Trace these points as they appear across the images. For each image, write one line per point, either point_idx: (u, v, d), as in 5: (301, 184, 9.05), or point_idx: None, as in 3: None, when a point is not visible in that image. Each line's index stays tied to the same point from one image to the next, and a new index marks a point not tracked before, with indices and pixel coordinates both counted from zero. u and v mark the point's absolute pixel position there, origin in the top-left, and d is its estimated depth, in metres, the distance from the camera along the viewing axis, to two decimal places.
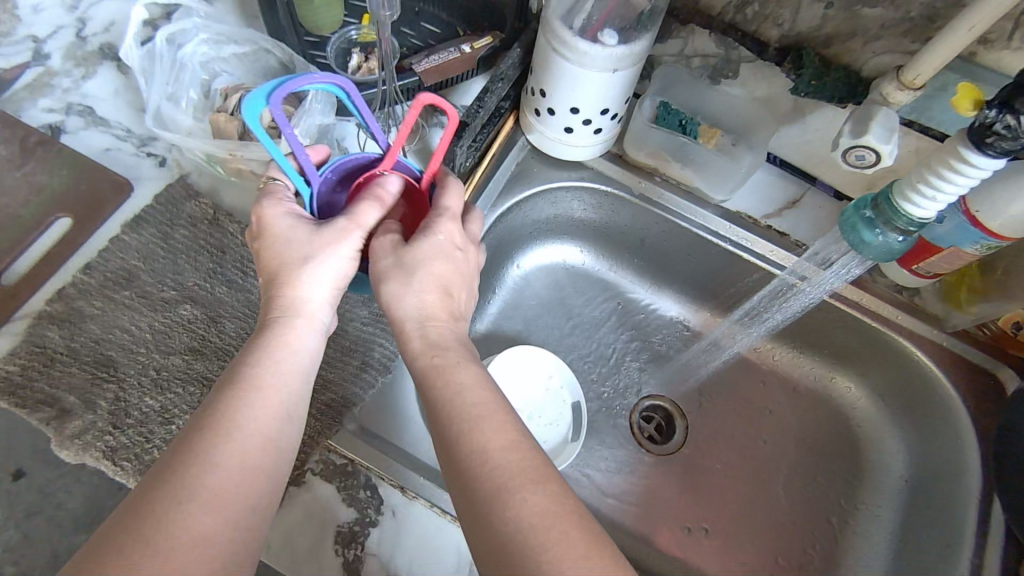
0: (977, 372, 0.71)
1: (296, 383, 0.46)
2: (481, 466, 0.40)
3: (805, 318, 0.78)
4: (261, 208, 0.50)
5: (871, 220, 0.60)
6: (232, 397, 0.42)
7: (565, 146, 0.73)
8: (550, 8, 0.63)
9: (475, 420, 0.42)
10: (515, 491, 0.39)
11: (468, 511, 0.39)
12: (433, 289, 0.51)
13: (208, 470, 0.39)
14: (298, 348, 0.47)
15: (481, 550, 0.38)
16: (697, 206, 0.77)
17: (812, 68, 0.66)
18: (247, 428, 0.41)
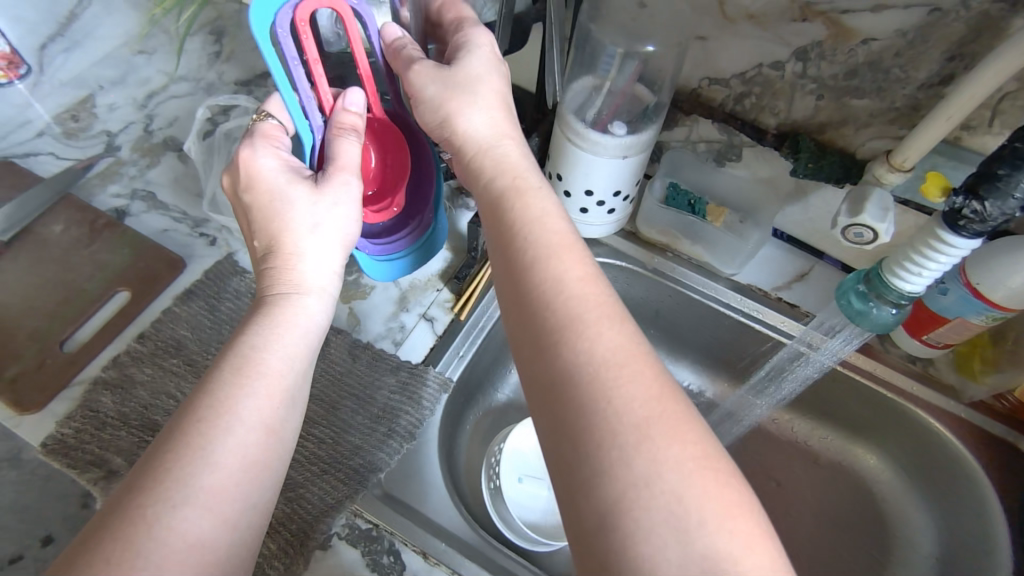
0: (1000, 446, 0.71)
1: (295, 369, 0.47)
2: (591, 369, 0.37)
3: (819, 388, 0.79)
4: (246, 154, 0.52)
5: (865, 295, 0.63)
6: (232, 382, 0.44)
7: (583, 224, 0.79)
8: (563, 104, 0.70)
9: (584, 319, 0.39)
10: (589, 324, 0.39)
11: (533, 340, 0.40)
12: (496, 106, 0.53)
13: (202, 465, 0.40)
14: (299, 328, 0.49)
15: (540, 380, 0.39)
16: (708, 279, 0.81)
17: (809, 152, 0.71)
18: (246, 418, 0.43)
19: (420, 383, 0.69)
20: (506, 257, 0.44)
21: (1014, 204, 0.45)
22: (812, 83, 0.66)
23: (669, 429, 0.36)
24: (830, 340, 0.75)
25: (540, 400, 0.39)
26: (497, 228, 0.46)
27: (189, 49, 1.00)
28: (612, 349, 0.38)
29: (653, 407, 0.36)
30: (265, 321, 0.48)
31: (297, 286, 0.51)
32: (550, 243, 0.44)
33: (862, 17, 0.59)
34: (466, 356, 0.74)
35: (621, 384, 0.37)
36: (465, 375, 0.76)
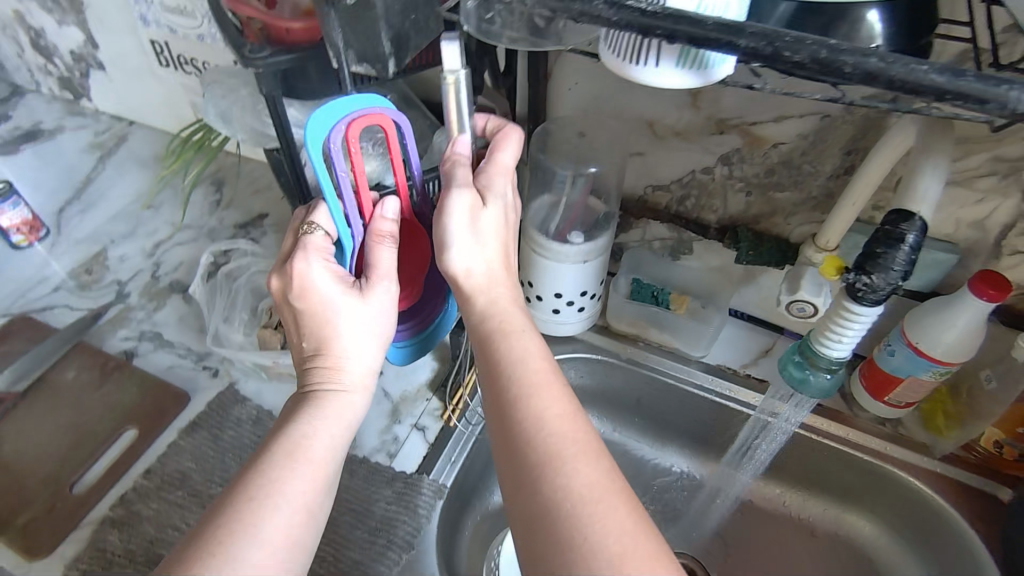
0: (981, 497, 0.73)
1: (335, 456, 0.50)
2: (571, 504, 0.41)
3: (803, 459, 0.82)
4: (296, 265, 0.52)
5: (801, 365, 0.66)
6: (284, 465, 0.47)
7: (554, 324, 0.85)
8: (528, 220, 0.78)
9: (566, 454, 0.44)
10: (568, 461, 0.43)
11: (515, 474, 0.44)
12: (496, 258, 0.55)
13: (252, 542, 0.44)
14: (343, 415, 0.52)
15: (523, 513, 0.43)
16: (681, 364, 0.86)
17: (748, 240, 0.79)
18: (293, 499, 0.46)
19: (415, 493, 0.72)
20: (494, 392, 0.48)
21: (897, 274, 0.51)
22: (739, 183, 0.76)
23: (643, 561, 0.40)
24: (785, 408, 0.79)
25: (525, 530, 0.42)
26: (485, 365, 0.50)
27: (192, 200, 1.11)
28: (592, 483, 0.42)
29: (626, 542, 0.40)
30: (317, 409, 0.51)
31: (344, 383, 0.53)
32: (533, 380, 0.48)
33: (769, 127, 0.69)
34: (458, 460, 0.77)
35: (599, 520, 0.41)
36: (459, 481, 0.78)
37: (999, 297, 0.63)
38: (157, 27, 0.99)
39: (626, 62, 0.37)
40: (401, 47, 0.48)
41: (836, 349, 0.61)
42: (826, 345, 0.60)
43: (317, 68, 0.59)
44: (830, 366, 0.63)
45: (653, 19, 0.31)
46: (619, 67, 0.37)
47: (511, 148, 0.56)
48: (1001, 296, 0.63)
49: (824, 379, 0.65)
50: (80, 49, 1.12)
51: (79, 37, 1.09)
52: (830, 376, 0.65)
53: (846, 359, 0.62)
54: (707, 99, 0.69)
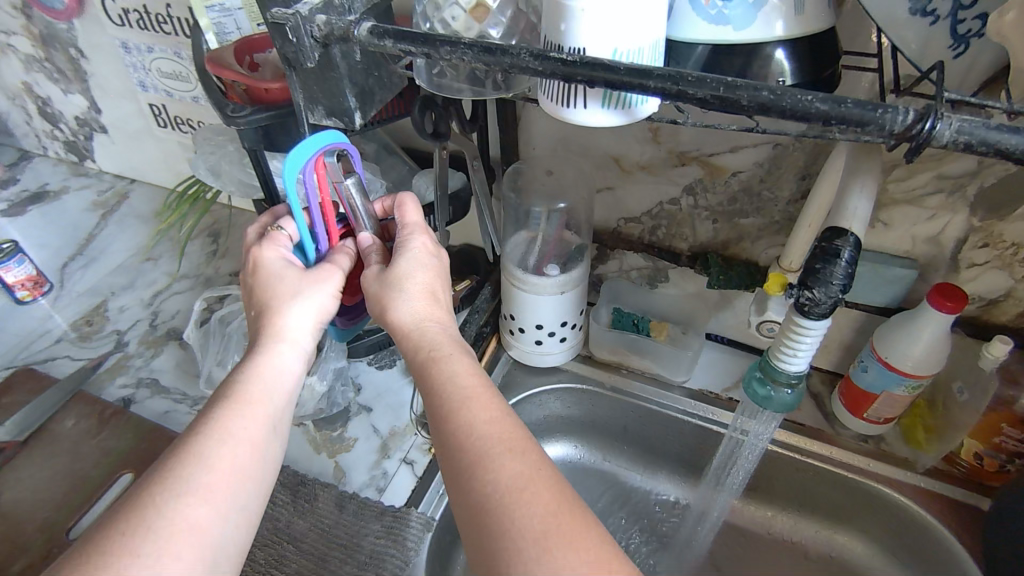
0: (966, 510, 0.73)
1: (280, 402, 0.51)
2: (498, 495, 0.43)
3: (790, 481, 0.82)
4: (258, 250, 0.58)
5: (762, 380, 0.68)
6: (228, 407, 0.48)
7: (538, 355, 0.87)
8: (506, 256, 0.81)
9: (494, 452, 0.45)
10: (496, 458, 0.45)
11: (454, 477, 0.46)
12: (421, 296, 0.57)
13: (200, 468, 0.44)
14: (282, 370, 0.53)
15: (463, 511, 0.44)
16: (664, 389, 0.88)
17: (717, 266, 0.82)
18: (237, 435, 0.47)
19: (403, 526, 0.73)
20: (433, 408, 0.50)
21: (836, 288, 0.54)
22: (705, 211, 0.79)
23: (567, 540, 0.40)
24: (754, 422, 0.77)
25: (467, 528, 0.43)
26: (423, 382, 0.52)
27: (190, 251, 1.16)
28: (517, 474, 0.44)
29: (550, 521, 0.41)
30: (261, 358, 0.52)
31: (280, 336, 0.54)
32: (464, 390, 0.50)
33: (726, 157, 0.73)
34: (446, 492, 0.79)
35: (524, 505, 0.42)
36: (448, 515, 0.79)
37: (957, 309, 0.65)
38: (154, 91, 1.05)
39: (559, 105, 0.42)
40: (367, 100, 0.52)
41: (792, 362, 0.62)
42: (782, 358, 0.62)
43: (296, 123, 0.64)
44: (789, 380, 0.65)
45: (575, 67, 0.37)
46: (554, 109, 0.43)
47: (413, 209, 0.61)
48: (959, 307, 0.65)
49: (784, 395, 0.66)
50: (83, 115, 1.19)
51: (83, 103, 1.16)
52: (792, 391, 0.67)
53: (803, 371, 0.64)
54: (666, 133, 0.73)
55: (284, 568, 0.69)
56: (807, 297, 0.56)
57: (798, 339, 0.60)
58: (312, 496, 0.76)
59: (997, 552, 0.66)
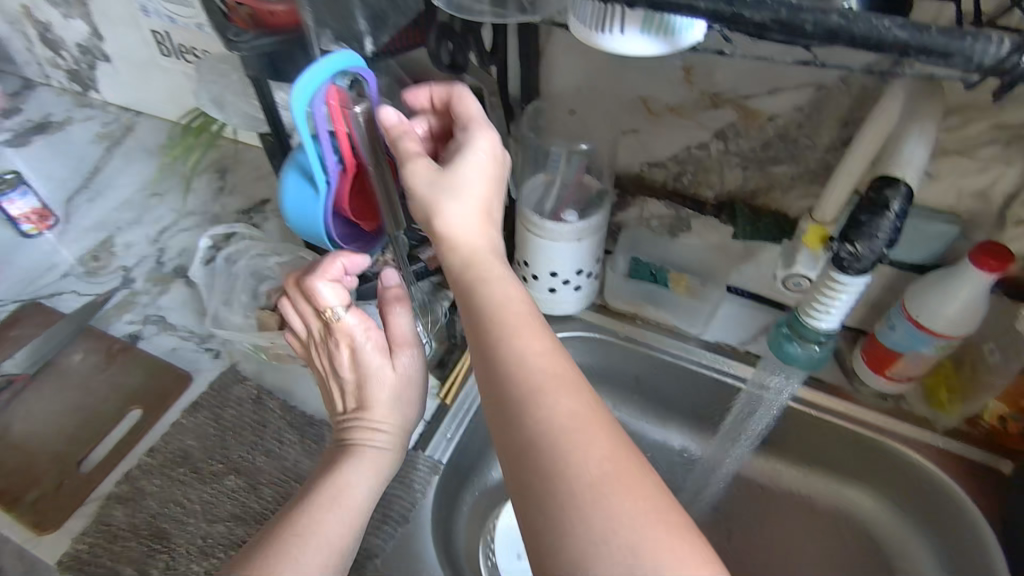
0: (981, 471, 0.72)
1: (366, 508, 0.56)
2: (552, 429, 0.41)
3: (802, 436, 0.81)
4: (342, 322, 0.59)
5: (788, 337, 0.66)
6: (322, 510, 0.52)
7: (552, 304, 0.85)
8: (523, 200, 0.78)
9: (546, 386, 0.43)
10: (550, 396, 0.43)
11: (502, 411, 0.43)
12: (478, 209, 0.52)
13: (291, 568, 0.48)
14: (374, 474, 0.58)
15: (510, 446, 0.42)
16: (680, 341, 0.86)
17: (746, 217, 0.78)
18: (327, 534, 0.51)
19: (411, 470, 0.73)
20: (479, 335, 0.47)
21: (881, 241, 0.51)
22: (735, 157, 0.74)
23: (624, 486, 0.39)
24: (770, 377, 0.79)
25: (512, 463, 0.42)
26: (467, 313, 0.49)
27: (196, 188, 1.13)
28: (574, 411, 0.42)
29: (607, 465, 0.39)
30: (352, 465, 0.57)
31: (379, 442, 0.59)
32: (511, 320, 0.47)
33: (763, 100, 0.67)
34: (453, 437, 0.78)
35: (580, 445, 0.40)
36: (455, 459, 0.79)
37: (1000, 269, 0.61)
38: (156, 16, 0.99)
39: (594, 30, 0.38)
40: (377, 27, 0.56)
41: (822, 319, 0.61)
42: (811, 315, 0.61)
43: (304, 51, 0.59)
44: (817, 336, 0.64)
45: None
46: (588, 36, 0.38)
47: (471, 103, 0.56)
48: (1002, 267, 0.61)
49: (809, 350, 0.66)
50: (85, 42, 1.13)
51: (83, 29, 1.10)
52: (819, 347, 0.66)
53: (833, 330, 0.62)
54: (700, 73, 0.68)
55: None
56: (847, 252, 0.53)
57: (831, 295, 0.58)
58: (321, 437, 0.76)
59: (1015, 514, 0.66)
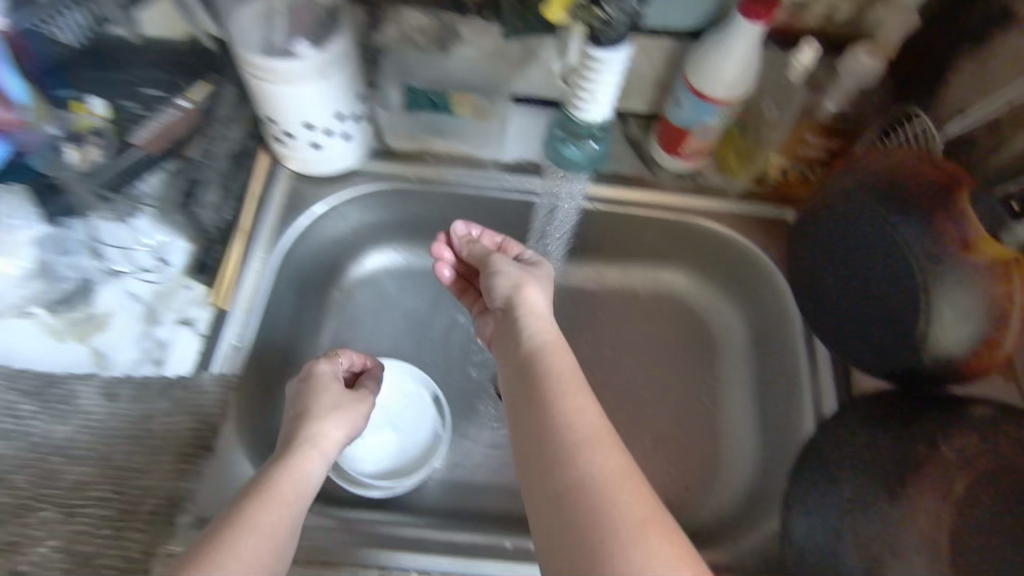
0: (771, 226, 0.71)
1: (302, 500, 0.52)
2: (589, 486, 0.44)
3: (614, 233, 0.76)
4: (313, 362, 0.62)
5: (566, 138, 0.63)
6: (259, 502, 0.49)
7: (327, 162, 0.71)
8: (237, 39, 0.59)
9: (585, 446, 0.46)
10: (592, 451, 0.46)
11: (548, 455, 0.47)
12: (518, 276, 0.62)
13: (228, 557, 0.45)
14: (308, 478, 0.54)
15: (546, 471, 0.47)
16: (472, 170, 0.74)
17: (513, 11, 0.64)
18: (258, 526, 0.47)
19: (196, 395, 0.60)
20: (528, 399, 0.52)
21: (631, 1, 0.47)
22: None
23: (659, 530, 0.42)
24: (559, 188, 0.72)
25: (542, 494, 0.46)
26: (510, 365, 0.56)
27: None
28: (611, 466, 0.45)
29: (641, 511, 0.43)
30: (281, 473, 0.52)
31: (318, 468, 0.55)
32: (558, 386, 0.51)
33: None
34: (242, 341, 0.63)
35: (619, 497, 0.43)
36: (255, 368, 0.65)
37: (767, 14, 0.58)
38: None
39: None
40: None
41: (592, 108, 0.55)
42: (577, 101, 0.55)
43: None
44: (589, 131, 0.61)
45: None
46: None
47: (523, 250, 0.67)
48: (769, 12, 0.58)
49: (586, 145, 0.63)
50: None
51: None
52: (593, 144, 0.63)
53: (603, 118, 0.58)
54: None
55: (60, 481, 0.54)
56: (599, 20, 0.48)
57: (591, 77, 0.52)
58: (73, 396, 0.59)
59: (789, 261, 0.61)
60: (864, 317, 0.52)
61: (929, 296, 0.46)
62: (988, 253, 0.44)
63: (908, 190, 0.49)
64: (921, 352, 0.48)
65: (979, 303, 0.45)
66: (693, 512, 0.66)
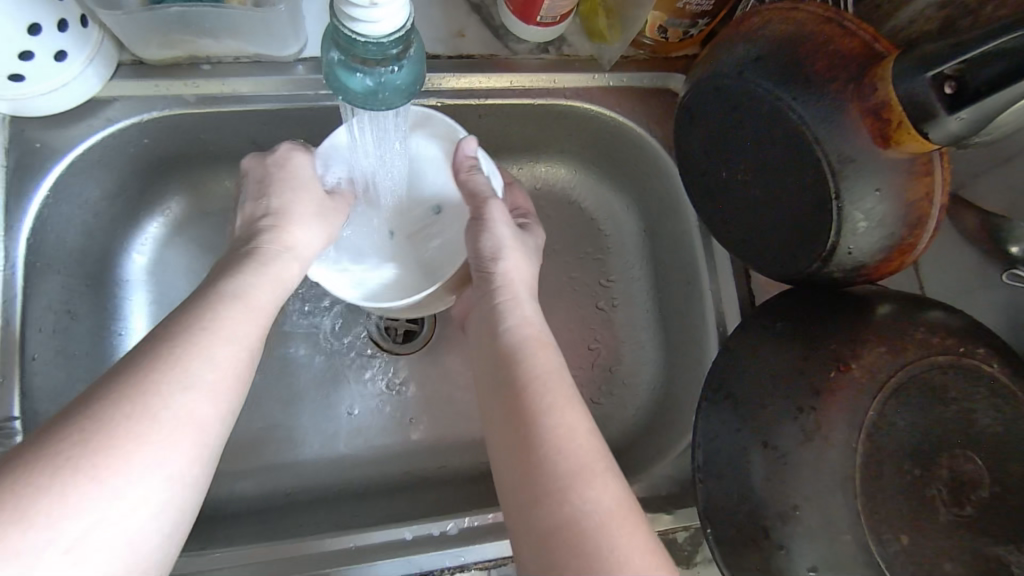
0: (655, 97, 0.60)
1: (230, 376, 0.37)
2: (561, 477, 0.35)
3: (480, 126, 0.61)
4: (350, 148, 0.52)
5: (344, 63, 0.35)
6: (162, 358, 0.35)
7: (46, 97, 0.48)
8: None
9: (573, 476, 0.36)
10: (574, 470, 0.36)
11: (524, 485, 0.36)
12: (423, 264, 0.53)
13: (145, 440, 0.32)
14: (241, 326, 0.39)
15: (530, 507, 0.35)
16: (268, 76, 0.53)
17: None
18: (196, 394, 0.34)
19: None
20: (514, 418, 0.39)
21: None
22: None
23: (620, 522, 0.34)
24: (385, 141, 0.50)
25: (528, 514, 0.35)
26: (486, 363, 0.45)
27: None
28: (581, 472, 0.36)
29: (608, 491, 0.35)
30: (208, 314, 0.38)
31: (264, 306, 0.42)
32: (546, 395, 0.40)
33: None
34: (8, 374, 0.47)
35: (594, 479, 0.36)
36: (46, 402, 0.50)
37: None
38: None
39: None
40: None
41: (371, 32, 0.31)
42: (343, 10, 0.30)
43: None
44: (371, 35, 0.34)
45: None
46: None
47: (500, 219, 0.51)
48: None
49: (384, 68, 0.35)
50: None
51: None
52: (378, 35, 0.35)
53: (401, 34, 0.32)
54: None
55: None
56: None
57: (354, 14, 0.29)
58: None
59: (677, 144, 0.51)
60: (780, 245, 0.44)
61: (838, 205, 0.39)
62: (906, 147, 0.36)
63: (814, 69, 0.38)
64: (826, 265, 0.41)
65: (892, 208, 0.38)
66: (600, 426, 0.63)
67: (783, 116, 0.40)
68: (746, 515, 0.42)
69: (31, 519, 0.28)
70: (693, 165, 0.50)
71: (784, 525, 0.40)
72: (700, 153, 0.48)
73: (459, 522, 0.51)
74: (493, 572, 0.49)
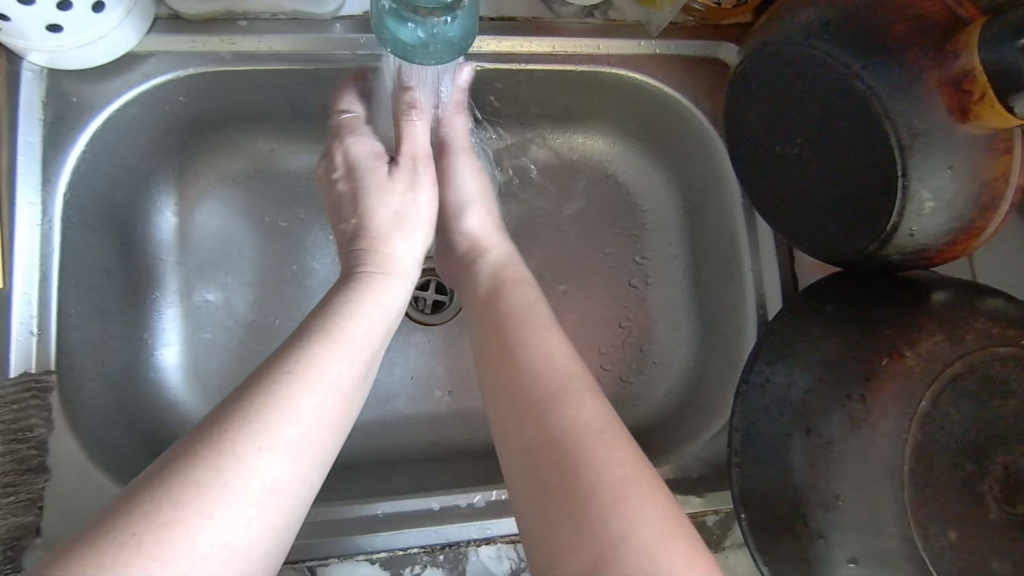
0: (702, 67, 0.57)
1: (347, 400, 0.36)
2: (543, 406, 0.35)
3: (520, 93, 0.59)
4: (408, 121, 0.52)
5: (397, 12, 0.35)
6: (282, 375, 0.34)
7: (84, 51, 0.48)
8: None
9: (552, 393, 0.36)
10: (555, 394, 0.36)
11: (508, 409, 0.37)
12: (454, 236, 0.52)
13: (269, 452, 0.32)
14: (361, 345, 0.38)
15: (516, 427, 0.36)
16: (305, 35, 0.52)
17: None
18: (318, 411, 0.34)
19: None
20: (501, 346, 0.40)
21: None
22: None
23: (632, 474, 0.33)
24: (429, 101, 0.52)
25: (513, 434, 0.36)
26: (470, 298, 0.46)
27: None
28: (595, 416, 0.35)
29: (594, 421, 0.34)
30: (332, 334, 0.37)
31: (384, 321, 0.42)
32: (528, 322, 0.41)
33: None
34: (46, 329, 0.47)
35: (575, 407, 0.35)
36: (82, 357, 0.50)
37: None
38: None
39: None
40: None
41: None
42: None
43: None
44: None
45: None
46: None
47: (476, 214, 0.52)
48: None
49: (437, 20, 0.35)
50: None
51: None
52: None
53: None
54: None
55: None
56: None
57: None
58: None
59: (727, 116, 0.49)
60: (835, 226, 0.42)
61: (904, 182, 0.36)
62: (985, 121, 0.34)
63: (887, 36, 0.36)
64: (884, 247, 0.39)
65: (961, 187, 0.36)
66: (630, 405, 0.62)
67: (849, 87, 0.37)
68: (784, 503, 0.41)
69: (171, 522, 0.28)
70: (743, 139, 0.48)
71: (825, 515, 0.39)
72: (751, 125, 0.46)
73: (486, 494, 0.50)
74: (519, 546, 0.49)
